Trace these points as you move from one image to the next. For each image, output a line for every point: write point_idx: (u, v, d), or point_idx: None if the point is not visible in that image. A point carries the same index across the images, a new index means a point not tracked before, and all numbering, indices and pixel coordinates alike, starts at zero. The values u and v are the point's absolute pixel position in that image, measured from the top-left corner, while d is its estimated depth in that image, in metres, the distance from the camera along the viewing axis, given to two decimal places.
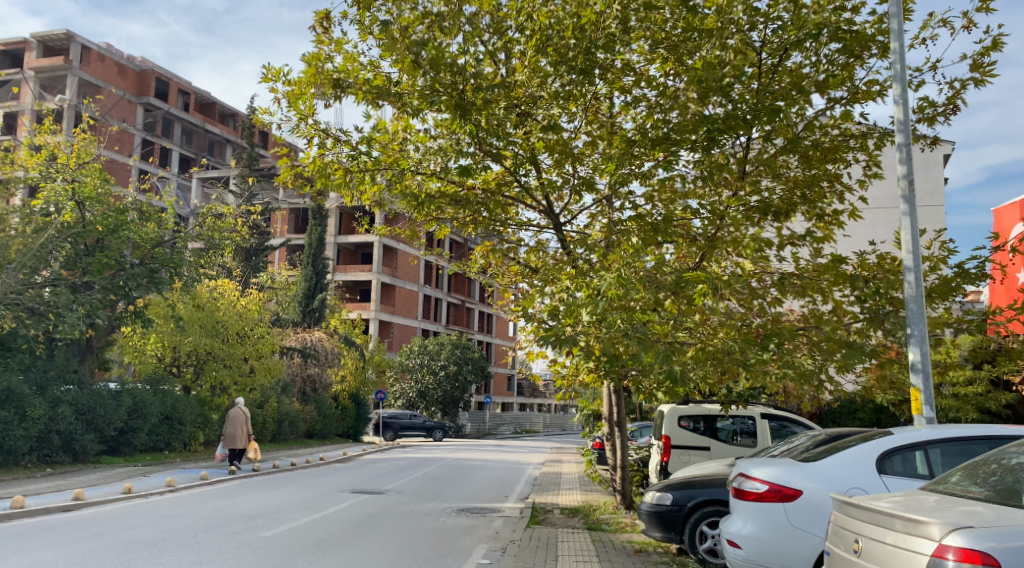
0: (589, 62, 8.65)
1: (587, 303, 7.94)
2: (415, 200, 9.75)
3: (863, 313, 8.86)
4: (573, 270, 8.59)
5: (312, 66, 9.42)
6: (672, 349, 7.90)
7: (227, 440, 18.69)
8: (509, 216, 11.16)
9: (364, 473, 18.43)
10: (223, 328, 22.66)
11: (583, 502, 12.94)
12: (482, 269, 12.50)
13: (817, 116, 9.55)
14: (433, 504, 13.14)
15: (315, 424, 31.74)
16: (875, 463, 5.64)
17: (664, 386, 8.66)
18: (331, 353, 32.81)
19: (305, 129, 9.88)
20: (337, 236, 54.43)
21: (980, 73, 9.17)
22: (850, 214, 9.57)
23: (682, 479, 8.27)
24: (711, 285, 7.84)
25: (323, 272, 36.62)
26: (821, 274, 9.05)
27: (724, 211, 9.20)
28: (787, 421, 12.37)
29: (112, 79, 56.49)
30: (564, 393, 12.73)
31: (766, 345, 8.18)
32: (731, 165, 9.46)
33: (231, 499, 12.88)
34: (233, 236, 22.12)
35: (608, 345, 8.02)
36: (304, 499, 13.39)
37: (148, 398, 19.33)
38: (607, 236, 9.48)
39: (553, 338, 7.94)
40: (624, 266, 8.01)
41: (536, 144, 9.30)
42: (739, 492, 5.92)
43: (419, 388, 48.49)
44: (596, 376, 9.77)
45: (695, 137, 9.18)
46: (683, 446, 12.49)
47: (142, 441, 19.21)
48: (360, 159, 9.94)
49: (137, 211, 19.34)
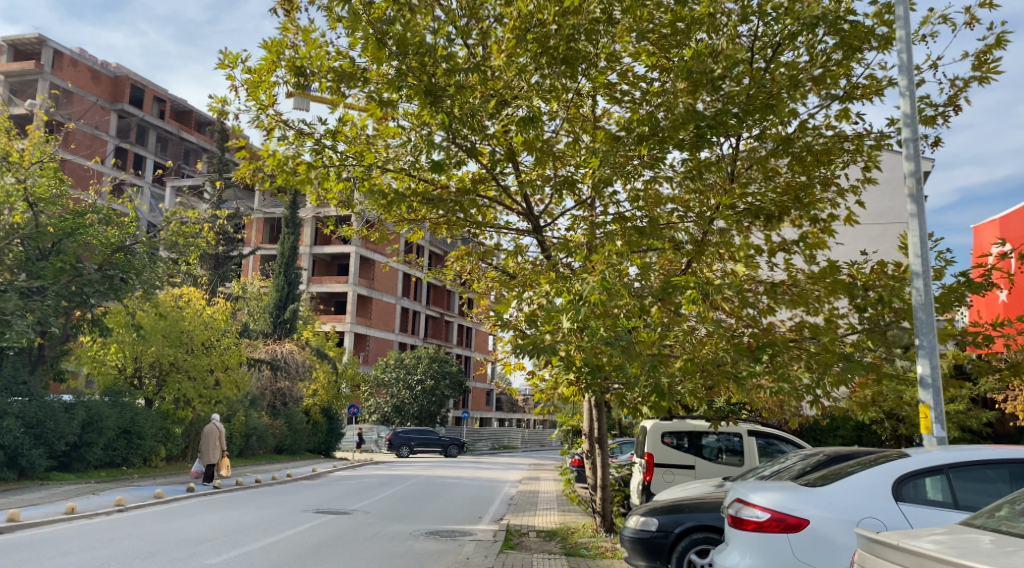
0: (572, 51, 8.01)
1: (568, 309, 7.24)
2: (383, 199, 9.12)
3: (862, 324, 8.00)
4: (554, 274, 7.96)
5: (273, 53, 8.77)
6: (659, 360, 7.34)
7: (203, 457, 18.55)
8: (486, 220, 10.52)
9: (331, 492, 17.57)
10: (187, 338, 21.68)
11: (560, 525, 12.21)
12: (457, 276, 11.82)
13: (809, 116, 9.00)
14: (401, 526, 12.35)
15: (283, 439, 30.83)
16: (891, 490, 4.98)
17: (648, 401, 7.96)
18: (302, 366, 31.92)
19: (265, 121, 9.18)
20: (313, 247, 53.56)
21: (983, 71, 8.66)
22: (845, 219, 9.00)
23: (668, 503, 7.60)
24: (702, 290, 7.24)
25: (295, 282, 35.73)
26: (815, 284, 8.40)
27: (716, 215, 8.60)
28: (774, 438, 11.84)
29: (84, 85, 55.33)
30: (542, 408, 12.05)
31: (758, 356, 7.46)
32: (720, 167, 8.84)
33: (185, 521, 12.03)
34: (199, 241, 21.28)
35: (590, 355, 7.35)
36: (264, 520, 12.57)
37: (104, 411, 18.41)
38: (589, 239, 8.87)
39: (531, 347, 7.23)
40: (609, 270, 7.39)
41: (514, 140, 8.68)
42: (736, 520, 5.24)
43: (395, 403, 47.58)
44: (576, 389, 9.11)
45: (684, 136, 8.50)
46: (666, 464, 11.85)
47: (96, 457, 18.27)
48: (324, 156, 9.21)
49: (97, 214, 18.54)
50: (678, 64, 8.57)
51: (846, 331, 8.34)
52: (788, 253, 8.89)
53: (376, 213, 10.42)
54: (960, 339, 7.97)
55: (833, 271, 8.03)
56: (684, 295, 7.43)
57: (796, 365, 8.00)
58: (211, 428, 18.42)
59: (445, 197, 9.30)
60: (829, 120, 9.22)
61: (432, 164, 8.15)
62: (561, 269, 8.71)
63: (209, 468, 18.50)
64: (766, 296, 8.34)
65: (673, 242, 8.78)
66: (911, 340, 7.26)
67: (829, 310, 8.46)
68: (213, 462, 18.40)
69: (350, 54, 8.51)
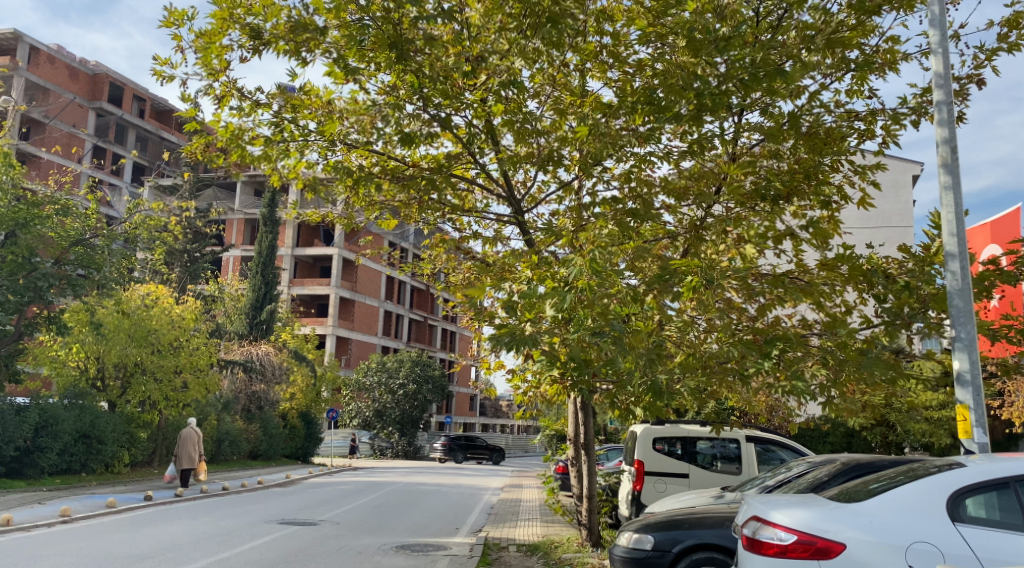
0: (558, 7, 6.91)
1: (553, 297, 6.28)
2: (348, 176, 8.22)
3: (881, 316, 7.05)
4: (537, 257, 7.05)
5: (222, 10, 7.82)
6: (657, 353, 6.42)
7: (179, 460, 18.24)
8: (464, 204, 9.66)
9: (301, 500, 16.59)
10: (154, 338, 20.59)
11: (542, 538, 11.26)
12: (433, 267, 10.90)
13: (820, 89, 8.20)
14: (370, 540, 11.39)
15: (257, 444, 29.77)
16: (945, 508, 3.99)
17: (642, 402, 7.04)
18: (279, 369, 30.77)
19: (218, 89, 8.26)
20: (294, 248, 52.59)
21: (1011, 41, 7.84)
22: (857, 203, 8.06)
23: (663, 519, 6.69)
24: (704, 276, 6.40)
25: (273, 283, 34.79)
26: (827, 274, 7.42)
27: (717, 196, 7.76)
28: (772, 444, 11.06)
29: (61, 81, 54.02)
30: (524, 411, 11.22)
31: (767, 352, 6.53)
32: (723, 142, 7.95)
33: (132, 537, 11.01)
34: (165, 235, 20.30)
35: (575, 349, 6.34)
36: (221, 533, 11.59)
37: (60, 414, 17.40)
38: (577, 222, 7.99)
39: (508, 338, 6.21)
40: (598, 249, 6.57)
41: (493, 108, 7.78)
42: (753, 543, 4.30)
43: (377, 407, 46.32)
44: (561, 388, 8.23)
45: (683, 109, 7.61)
46: (658, 473, 10.99)
47: (50, 462, 17.23)
48: (285, 131, 8.31)
49: (54, 205, 17.62)
50: (678, 23, 7.67)
51: (859, 326, 7.39)
52: (796, 241, 7.78)
53: (344, 196, 9.54)
54: (990, 333, 7.06)
55: (849, 258, 7.01)
56: (683, 282, 6.60)
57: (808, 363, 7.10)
58: (189, 431, 18.27)
59: (416, 175, 8.38)
60: (839, 96, 8.41)
61: (399, 136, 7.33)
62: (546, 256, 7.81)
63: (186, 471, 18.14)
64: (775, 291, 7.32)
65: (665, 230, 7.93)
66: (945, 330, 6.47)
67: (842, 302, 7.45)
68: (191, 466, 18.11)
69: (306, 7, 7.52)
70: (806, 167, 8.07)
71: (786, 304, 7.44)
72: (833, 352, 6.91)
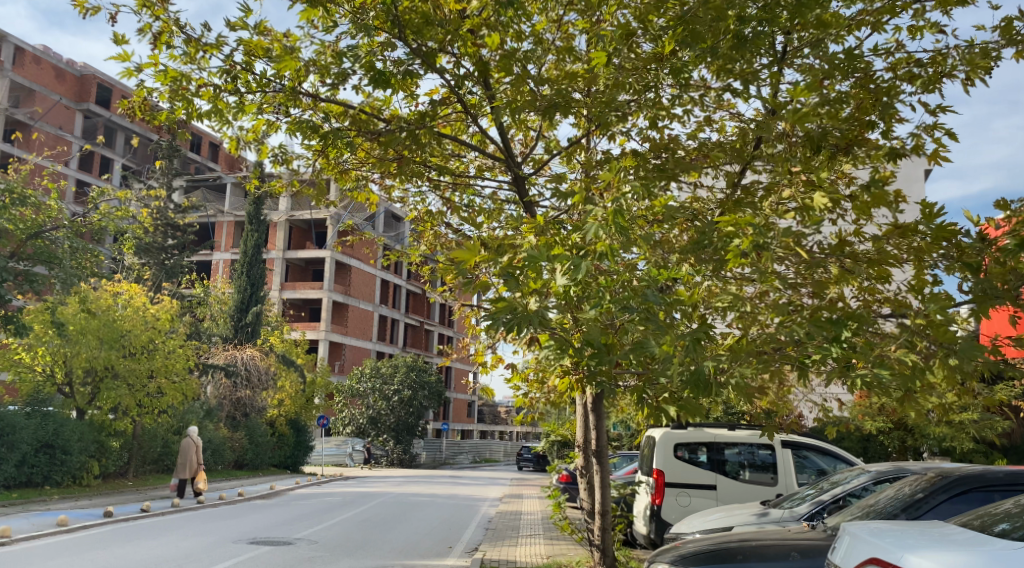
0: None
1: (565, 261, 4.86)
2: (313, 131, 6.83)
3: (971, 290, 5.66)
4: (541, 220, 5.64)
5: None
6: (702, 334, 4.96)
7: (178, 469, 17.44)
8: (456, 173, 8.27)
9: (280, 514, 15.18)
10: (125, 339, 18.98)
11: (548, 560, 9.83)
12: (419, 252, 9.54)
13: (879, 26, 6.81)
14: (350, 562, 9.97)
15: (243, 453, 28.34)
16: None
17: (678, 400, 5.61)
18: (266, 374, 29.31)
19: (155, 28, 6.84)
20: (285, 252, 51.33)
21: None
22: (930, 156, 6.67)
23: (710, 548, 5.27)
24: (759, 235, 5.09)
25: (259, 283, 33.56)
26: (899, 243, 5.97)
27: (763, 149, 6.40)
28: (808, 450, 9.76)
29: (48, 83, 52.71)
30: (524, 415, 9.69)
31: (839, 335, 5.10)
32: (766, 85, 6.54)
33: (78, 561, 9.60)
34: (135, 229, 18.91)
35: (595, 329, 4.93)
36: (181, 555, 10.19)
37: (18, 423, 16.03)
38: (592, 179, 6.55)
39: (508, 316, 4.73)
40: (621, 201, 5.24)
41: (488, 38, 6.37)
42: None
43: (371, 414, 44.70)
44: (572, 383, 6.83)
45: (720, 38, 6.20)
46: (680, 485, 9.59)
47: (7, 476, 15.82)
48: (239, 80, 6.98)
49: (10, 197, 16.31)
50: None
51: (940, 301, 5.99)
52: (857, 205, 6.39)
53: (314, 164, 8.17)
54: None
55: (935, 216, 5.58)
56: (728, 248, 5.27)
57: (886, 348, 5.67)
58: (189, 440, 17.45)
59: (395, 129, 7.00)
60: (900, 33, 7.00)
61: (371, 75, 6.08)
62: (554, 224, 6.38)
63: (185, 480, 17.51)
64: (836, 258, 5.85)
65: (695, 192, 6.51)
66: None
67: (916, 274, 6.01)
68: (190, 474, 17.39)
69: None
70: (865, 117, 6.68)
71: (848, 279, 6.05)
72: (917, 336, 5.50)
